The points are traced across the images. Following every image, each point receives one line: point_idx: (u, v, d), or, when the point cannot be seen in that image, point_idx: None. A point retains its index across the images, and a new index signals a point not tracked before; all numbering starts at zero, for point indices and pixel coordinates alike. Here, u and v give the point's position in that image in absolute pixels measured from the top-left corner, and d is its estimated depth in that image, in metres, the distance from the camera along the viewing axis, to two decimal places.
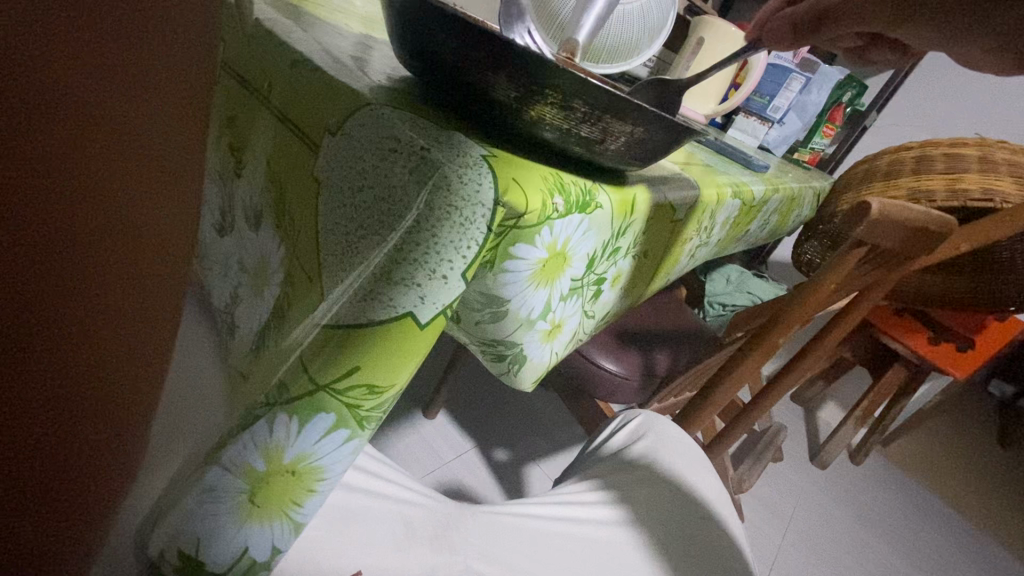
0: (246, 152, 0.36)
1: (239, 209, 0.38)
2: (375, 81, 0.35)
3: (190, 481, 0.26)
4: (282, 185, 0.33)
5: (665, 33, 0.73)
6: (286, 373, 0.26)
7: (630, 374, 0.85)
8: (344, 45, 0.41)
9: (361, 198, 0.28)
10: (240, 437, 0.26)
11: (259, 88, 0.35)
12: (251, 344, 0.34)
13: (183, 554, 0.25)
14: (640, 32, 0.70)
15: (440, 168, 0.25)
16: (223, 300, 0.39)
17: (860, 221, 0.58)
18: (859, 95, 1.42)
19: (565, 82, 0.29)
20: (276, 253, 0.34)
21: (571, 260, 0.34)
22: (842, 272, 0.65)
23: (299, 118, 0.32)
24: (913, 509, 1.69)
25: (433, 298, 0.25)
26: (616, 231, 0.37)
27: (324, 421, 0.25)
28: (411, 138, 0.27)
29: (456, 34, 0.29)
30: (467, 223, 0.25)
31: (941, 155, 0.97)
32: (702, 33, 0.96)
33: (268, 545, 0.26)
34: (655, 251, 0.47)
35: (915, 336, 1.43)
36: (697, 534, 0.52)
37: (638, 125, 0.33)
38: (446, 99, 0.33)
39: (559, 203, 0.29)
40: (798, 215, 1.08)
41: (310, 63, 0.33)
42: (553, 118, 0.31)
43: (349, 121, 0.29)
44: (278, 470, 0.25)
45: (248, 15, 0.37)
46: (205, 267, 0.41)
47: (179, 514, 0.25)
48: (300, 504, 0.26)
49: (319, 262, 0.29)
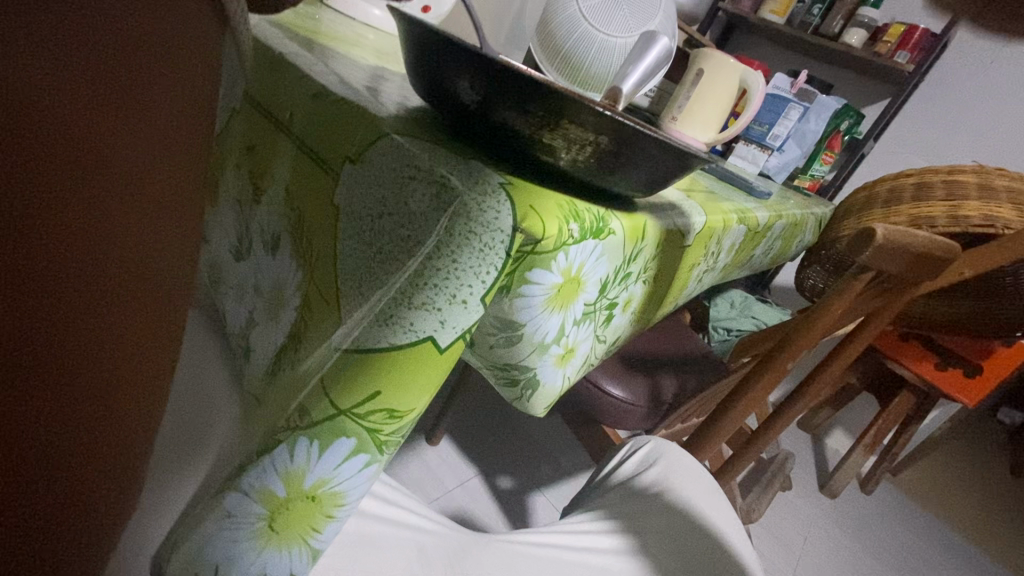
0: (266, 178, 0.37)
1: (256, 234, 0.38)
2: (392, 111, 0.36)
3: (206, 504, 0.26)
4: (303, 212, 0.34)
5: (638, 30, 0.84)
6: (307, 397, 0.26)
7: (636, 400, 0.85)
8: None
9: (382, 225, 0.28)
10: (261, 463, 0.25)
11: (280, 119, 0.36)
12: (267, 368, 0.35)
13: None
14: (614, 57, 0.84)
15: (461, 196, 0.26)
16: (238, 324, 0.40)
17: (865, 247, 0.58)
18: (856, 124, 1.48)
19: (573, 108, 0.30)
20: (294, 278, 0.34)
21: (584, 285, 0.34)
22: (846, 300, 0.66)
23: (320, 146, 0.33)
24: (927, 539, 1.65)
25: (452, 323, 0.26)
26: (628, 255, 0.37)
27: (345, 444, 0.25)
28: (431, 167, 0.27)
29: (472, 65, 0.30)
30: (487, 249, 0.26)
31: (941, 182, 1.00)
32: (701, 65, 1.00)
33: (286, 572, 0.26)
34: (665, 276, 0.47)
35: (922, 362, 1.44)
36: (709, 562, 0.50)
37: (650, 156, 0.34)
38: (461, 126, 0.34)
39: (573, 230, 0.30)
40: (801, 240, 1.09)
41: (331, 94, 0.34)
42: (565, 144, 0.31)
43: (370, 150, 0.30)
44: (297, 494, 0.25)
45: (269, 48, 0.38)
46: (222, 292, 0.42)
47: (198, 540, 0.25)
48: (319, 530, 0.26)
49: (338, 288, 0.30)
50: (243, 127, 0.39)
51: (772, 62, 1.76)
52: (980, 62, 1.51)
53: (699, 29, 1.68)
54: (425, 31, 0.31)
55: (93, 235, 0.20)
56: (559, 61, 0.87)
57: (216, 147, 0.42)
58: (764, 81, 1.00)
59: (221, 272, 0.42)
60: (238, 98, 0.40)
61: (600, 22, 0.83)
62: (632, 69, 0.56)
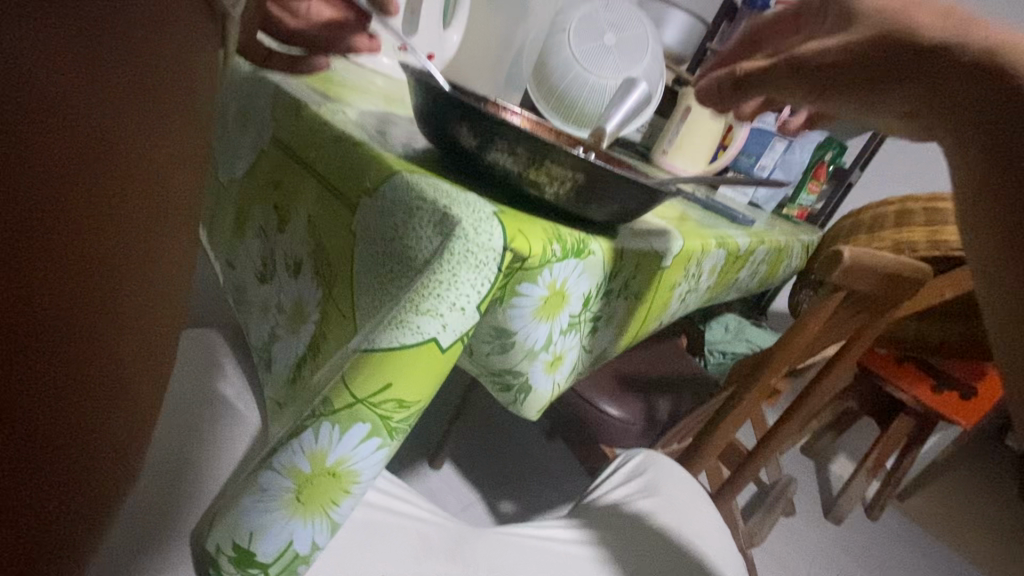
0: (291, 211, 0.43)
1: (281, 259, 0.43)
2: (400, 152, 0.42)
3: (242, 483, 0.30)
4: (324, 239, 0.39)
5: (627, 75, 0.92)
6: (329, 390, 0.30)
7: (632, 419, 0.89)
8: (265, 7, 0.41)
9: (392, 247, 0.34)
10: (290, 445, 0.30)
11: (305, 160, 0.42)
12: (289, 376, 0.40)
13: (236, 545, 0.29)
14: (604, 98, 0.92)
15: (460, 220, 0.31)
16: (261, 339, 0.45)
17: (834, 267, 0.63)
18: (840, 155, 1.55)
19: (554, 150, 0.35)
20: (314, 297, 0.39)
21: (569, 298, 0.39)
22: (823, 316, 0.70)
23: (339, 183, 0.39)
24: (935, 567, 1.63)
25: (452, 326, 0.31)
26: (607, 274, 0.42)
27: (360, 429, 0.30)
28: (434, 198, 0.33)
29: (470, 116, 0.36)
30: (481, 265, 0.31)
31: (921, 210, 1.06)
32: (689, 101, 1.07)
33: (309, 540, 0.30)
34: (646, 294, 0.52)
35: (918, 384, 1.46)
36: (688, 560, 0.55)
37: (621, 194, 0.39)
38: (459, 164, 0.40)
39: (556, 250, 0.35)
40: (789, 264, 1.14)
41: (350, 138, 0.40)
42: (548, 179, 0.37)
43: (383, 185, 0.35)
44: (320, 471, 0.29)
45: (295, 98, 0.44)
46: (246, 312, 0.47)
47: (235, 512, 0.29)
48: (338, 504, 0.30)
49: (354, 303, 0.35)
50: (271, 166, 0.45)
51: None
52: None
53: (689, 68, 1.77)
54: (430, 93, 0.38)
55: (106, 223, 0.21)
56: (553, 100, 0.94)
57: (245, 183, 0.47)
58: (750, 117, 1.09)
59: (245, 292, 0.47)
60: (268, 140, 0.45)
61: (591, 64, 0.91)
62: (614, 111, 0.62)
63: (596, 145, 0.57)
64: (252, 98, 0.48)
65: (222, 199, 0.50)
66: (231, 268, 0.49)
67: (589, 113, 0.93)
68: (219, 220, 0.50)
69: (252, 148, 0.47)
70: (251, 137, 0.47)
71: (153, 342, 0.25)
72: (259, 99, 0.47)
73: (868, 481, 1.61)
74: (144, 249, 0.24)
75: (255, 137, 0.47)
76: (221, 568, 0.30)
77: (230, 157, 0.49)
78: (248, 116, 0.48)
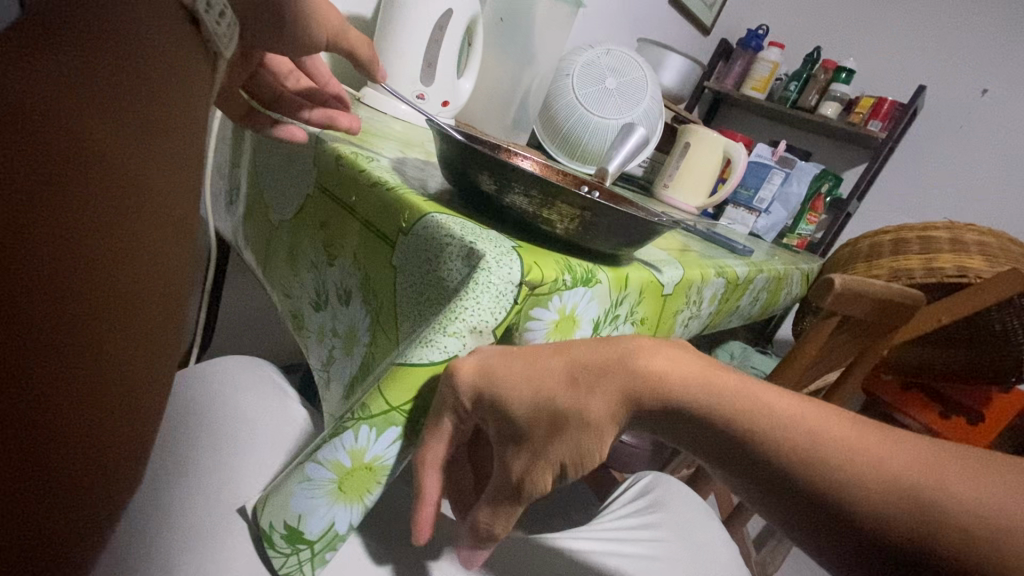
0: (336, 247, 0.48)
1: (329, 290, 0.49)
2: (433, 195, 0.47)
3: (293, 473, 0.36)
4: (367, 271, 0.44)
5: (627, 114, 1.00)
6: (368, 397, 0.35)
7: (641, 444, 0.91)
8: (296, 55, 0.44)
9: (427, 278, 0.39)
10: (332, 443, 0.35)
11: (347, 201, 0.47)
12: (344, 395, 0.46)
13: (287, 524, 0.36)
14: (606, 136, 1.00)
15: (484, 255, 0.36)
16: (320, 361, 0.51)
17: (825, 294, 0.67)
18: (836, 186, 1.61)
19: (564, 194, 0.40)
20: (363, 324, 0.45)
21: (580, 322, 0.43)
22: (821, 340, 0.73)
23: (377, 222, 0.44)
24: None
25: (470, 344, 0.35)
26: (615, 301, 0.47)
27: (392, 431, 0.35)
28: (461, 235, 0.38)
29: (491, 165, 0.41)
30: (499, 294, 0.36)
31: (916, 238, 1.10)
32: (687, 139, 1.14)
33: (347, 522, 0.36)
34: (651, 320, 0.56)
35: (925, 410, 1.46)
36: (704, 560, 0.59)
37: (622, 234, 0.44)
38: (481, 205, 0.45)
39: (567, 280, 0.40)
40: (789, 293, 1.17)
41: (386, 183, 0.44)
42: (560, 219, 0.42)
43: (415, 223, 0.40)
44: (358, 465, 0.35)
45: (334, 146, 0.50)
46: (303, 337, 0.53)
47: (288, 495, 0.36)
48: (371, 493, 0.36)
49: (398, 327, 0.41)
50: (316, 206, 0.50)
51: (756, 132, 1.93)
52: (945, 129, 1.67)
53: (687, 106, 1.86)
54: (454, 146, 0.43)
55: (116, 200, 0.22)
56: (561, 138, 1.02)
57: (294, 222, 0.53)
58: (746, 153, 1.15)
59: (302, 319, 0.53)
60: (311, 184, 0.51)
61: (593, 106, 0.99)
62: (615, 153, 0.68)
63: (600, 184, 0.62)
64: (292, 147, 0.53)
65: (276, 236, 0.56)
66: (286, 298, 0.55)
67: (591, 150, 1.01)
68: (272, 256, 0.56)
69: (297, 192, 0.52)
70: (294, 182, 0.53)
71: (150, 344, 0.25)
72: (300, 148, 0.52)
73: None
74: (132, 249, 0.23)
75: (297, 182, 0.52)
76: (275, 542, 0.37)
77: (280, 199, 0.55)
78: (290, 162, 0.53)
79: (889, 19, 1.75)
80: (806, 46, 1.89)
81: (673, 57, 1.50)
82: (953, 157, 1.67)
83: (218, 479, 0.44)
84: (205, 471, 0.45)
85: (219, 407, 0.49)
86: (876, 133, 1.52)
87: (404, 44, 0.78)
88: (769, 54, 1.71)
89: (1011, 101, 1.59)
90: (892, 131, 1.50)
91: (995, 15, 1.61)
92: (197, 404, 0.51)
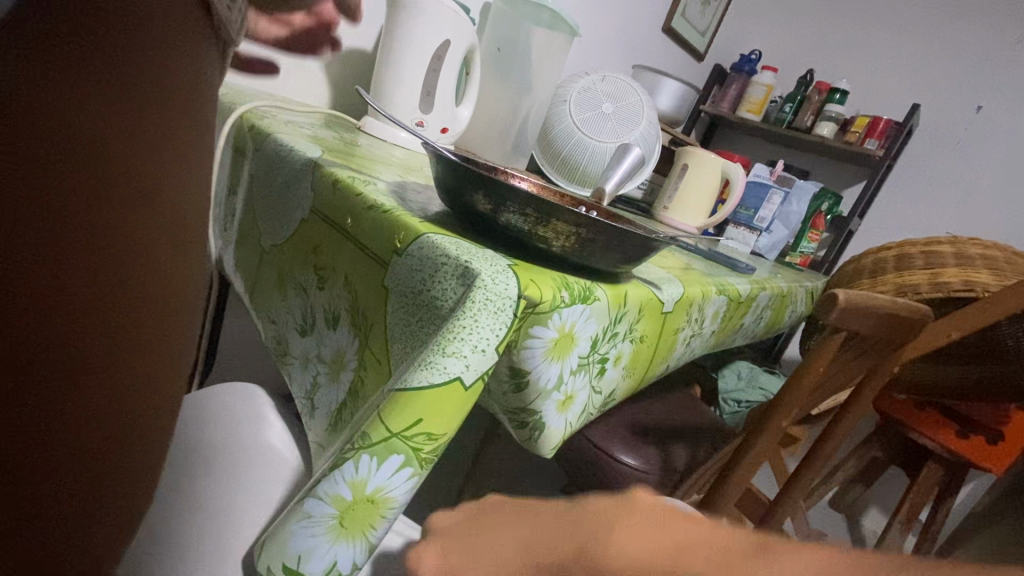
0: (327, 272, 0.48)
1: (318, 314, 0.49)
2: (426, 215, 0.48)
3: (295, 507, 0.36)
4: (360, 294, 0.44)
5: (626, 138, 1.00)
6: (367, 423, 0.34)
7: (648, 468, 0.88)
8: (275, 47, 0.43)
9: (421, 298, 0.39)
10: (333, 476, 0.34)
11: (341, 226, 0.47)
12: (331, 421, 0.45)
13: (286, 567, 0.35)
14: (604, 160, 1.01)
15: (480, 274, 0.35)
16: (302, 390, 0.50)
17: (831, 309, 0.66)
18: (837, 205, 1.61)
19: (560, 212, 0.40)
20: (353, 348, 0.45)
21: (577, 340, 0.43)
22: (829, 356, 0.72)
23: (370, 245, 0.44)
24: None
25: (474, 366, 0.34)
26: (613, 318, 0.46)
27: (395, 460, 0.34)
28: (457, 255, 0.37)
29: (485, 185, 0.42)
30: (499, 312, 0.35)
31: (919, 254, 1.09)
32: (686, 160, 1.15)
33: (350, 561, 0.35)
34: (651, 337, 0.55)
35: (941, 429, 1.42)
36: None
37: (619, 250, 0.44)
38: (475, 225, 0.46)
39: (565, 296, 0.40)
40: (794, 310, 1.16)
41: (381, 206, 0.44)
42: (556, 236, 0.42)
43: (410, 244, 0.40)
44: (362, 499, 0.34)
45: (327, 171, 0.50)
46: (288, 363, 0.53)
47: (289, 532, 0.35)
48: (375, 527, 0.35)
49: (388, 349, 0.40)
50: (310, 232, 0.50)
51: (754, 153, 1.95)
52: (943, 147, 1.68)
53: (685, 129, 1.88)
54: (449, 169, 0.44)
55: None
56: (558, 162, 1.04)
57: (286, 247, 0.53)
58: (743, 172, 1.16)
59: (288, 345, 0.53)
60: (307, 210, 0.51)
61: (591, 131, 1.00)
62: (612, 172, 0.68)
63: (597, 202, 0.62)
64: (283, 174, 0.54)
65: (270, 261, 0.56)
66: (275, 324, 0.55)
67: (590, 173, 1.03)
68: (266, 282, 0.57)
69: (292, 218, 0.53)
70: (289, 208, 0.53)
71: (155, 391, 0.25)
72: (293, 177, 0.53)
73: (904, 536, 1.53)
74: None
75: (292, 210, 0.53)
76: None
77: (274, 225, 0.55)
78: (286, 186, 0.54)
79: (879, 40, 1.79)
80: (798, 70, 1.93)
81: (669, 82, 1.53)
82: (952, 174, 1.67)
83: (221, 510, 0.44)
84: (206, 505, 0.44)
85: (221, 451, 0.50)
86: (873, 150, 1.53)
87: (403, 74, 0.80)
88: (763, 76, 1.74)
89: (1008, 119, 1.60)
90: (889, 149, 1.51)
91: (985, 34, 1.63)
92: (191, 437, 0.51)
